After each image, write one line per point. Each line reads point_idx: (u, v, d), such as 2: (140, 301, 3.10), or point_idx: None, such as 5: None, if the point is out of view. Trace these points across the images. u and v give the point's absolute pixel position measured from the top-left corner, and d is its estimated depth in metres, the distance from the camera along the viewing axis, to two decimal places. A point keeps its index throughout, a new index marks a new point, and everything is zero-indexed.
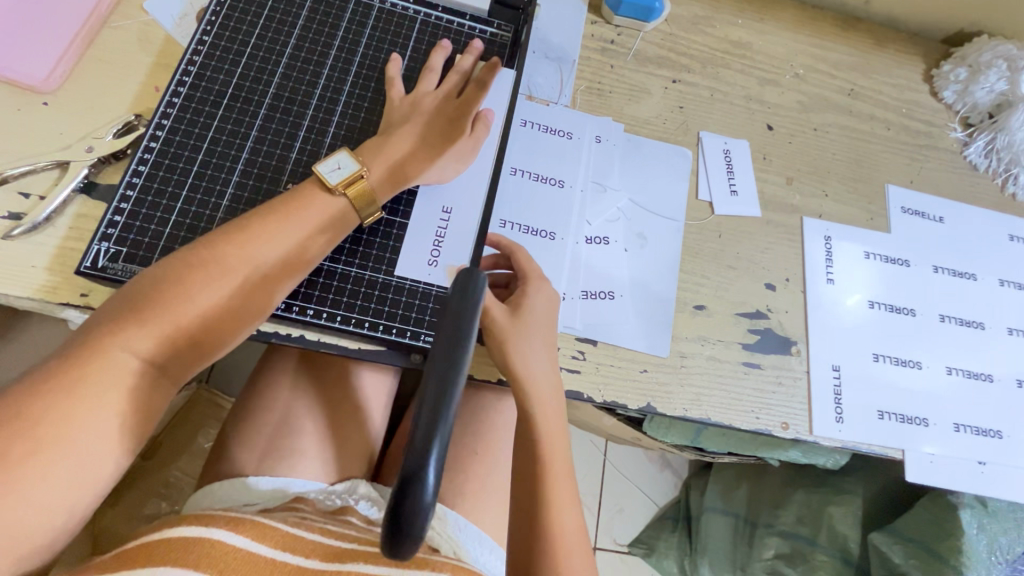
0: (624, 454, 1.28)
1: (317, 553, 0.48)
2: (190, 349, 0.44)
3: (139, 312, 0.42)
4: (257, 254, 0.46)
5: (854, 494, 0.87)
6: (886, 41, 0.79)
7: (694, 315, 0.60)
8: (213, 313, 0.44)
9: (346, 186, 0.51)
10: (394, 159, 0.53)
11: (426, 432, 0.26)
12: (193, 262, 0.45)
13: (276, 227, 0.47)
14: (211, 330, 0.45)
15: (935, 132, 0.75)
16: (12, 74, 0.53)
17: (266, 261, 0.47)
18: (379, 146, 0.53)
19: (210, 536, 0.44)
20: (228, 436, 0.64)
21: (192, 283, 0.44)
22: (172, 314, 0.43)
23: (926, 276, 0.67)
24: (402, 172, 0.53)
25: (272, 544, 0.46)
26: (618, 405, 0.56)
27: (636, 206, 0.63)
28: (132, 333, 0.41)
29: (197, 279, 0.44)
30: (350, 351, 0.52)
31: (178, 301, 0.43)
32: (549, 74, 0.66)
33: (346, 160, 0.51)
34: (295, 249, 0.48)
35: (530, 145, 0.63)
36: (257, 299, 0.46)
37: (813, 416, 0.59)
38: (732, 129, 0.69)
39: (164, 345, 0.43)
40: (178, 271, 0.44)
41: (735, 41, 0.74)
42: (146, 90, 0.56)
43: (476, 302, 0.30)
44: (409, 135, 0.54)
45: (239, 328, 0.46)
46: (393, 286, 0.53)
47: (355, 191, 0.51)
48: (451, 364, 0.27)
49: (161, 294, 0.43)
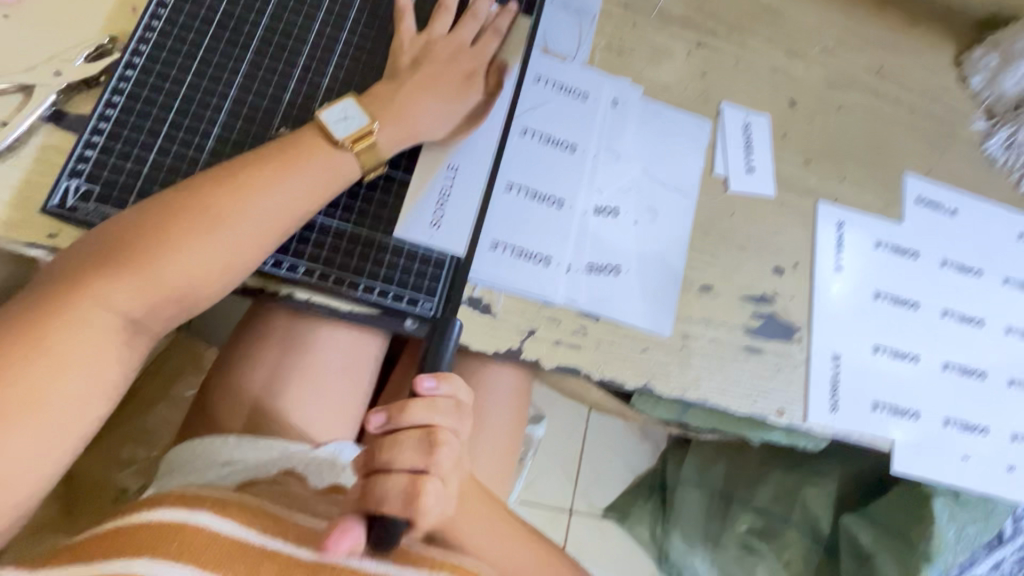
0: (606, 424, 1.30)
1: (315, 539, 0.41)
2: (173, 303, 0.42)
3: (120, 264, 0.40)
4: (249, 207, 0.43)
5: (830, 477, 0.89)
6: (919, 20, 0.75)
7: (700, 296, 0.59)
8: (199, 268, 0.41)
9: (353, 141, 0.47)
10: (409, 114, 0.50)
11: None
12: (179, 212, 0.41)
13: (270, 180, 0.44)
14: (196, 286, 0.42)
15: (959, 120, 0.73)
16: None
17: (259, 215, 0.43)
18: (393, 98, 0.49)
19: (191, 522, 0.39)
20: (211, 391, 0.62)
21: (178, 234, 0.41)
22: (155, 267, 0.40)
23: (933, 270, 0.66)
24: (415, 129, 0.50)
25: (261, 528, 0.41)
26: (615, 382, 0.55)
27: (649, 177, 0.60)
28: (111, 286, 0.39)
29: (183, 230, 0.41)
30: (342, 313, 0.49)
31: (161, 253, 0.40)
32: (567, 26, 0.61)
33: (353, 111, 0.48)
34: (290, 205, 0.44)
35: (542, 105, 0.58)
36: (246, 256, 0.43)
37: (809, 403, 0.59)
38: (753, 102, 0.66)
39: (146, 299, 0.40)
40: (162, 220, 0.41)
41: (765, 6, 0.69)
42: (122, 9, 0.50)
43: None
44: (427, 90, 0.51)
45: (227, 285, 0.43)
46: (391, 247, 0.50)
47: (362, 148, 0.48)
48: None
49: (143, 245, 0.40)
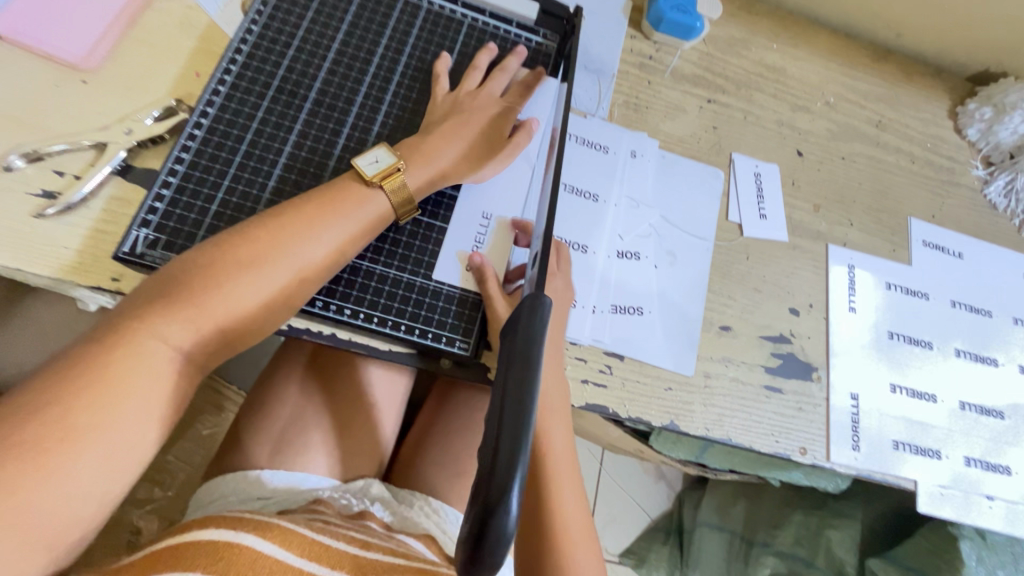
0: (620, 464, 1.29)
1: (346, 565, 0.47)
2: (218, 337, 0.44)
3: (175, 300, 0.42)
4: (295, 248, 0.46)
5: (854, 518, 0.88)
6: (914, 76, 0.80)
7: (719, 335, 0.61)
8: (247, 305, 0.44)
9: (382, 178, 0.51)
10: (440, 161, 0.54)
11: (509, 455, 0.28)
12: (231, 252, 0.44)
13: (315, 223, 0.47)
14: (242, 320, 0.45)
15: (958, 168, 0.76)
16: (51, 49, 0.52)
17: (304, 256, 0.46)
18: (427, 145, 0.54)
19: (239, 542, 0.43)
20: (242, 427, 0.63)
21: (229, 272, 0.44)
22: (206, 303, 0.43)
23: (943, 310, 0.69)
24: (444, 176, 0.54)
25: (300, 552, 0.45)
26: (641, 421, 0.56)
27: (668, 223, 0.63)
28: (166, 320, 0.42)
29: (233, 269, 0.44)
30: (381, 352, 0.52)
31: (213, 290, 0.43)
32: (588, 86, 0.67)
33: (383, 155, 0.52)
34: (333, 246, 0.47)
35: (566, 157, 0.63)
36: (289, 292, 0.46)
37: (831, 442, 0.60)
38: (762, 153, 0.70)
39: (196, 333, 0.43)
40: (215, 259, 0.44)
41: (770, 65, 0.75)
42: (186, 74, 0.55)
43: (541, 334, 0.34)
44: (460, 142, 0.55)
45: (270, 320, 0.46)
46: (431, 290, 0.53)
47: (390, 183, 0.51)
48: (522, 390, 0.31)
49: (197, 282, 0.43)
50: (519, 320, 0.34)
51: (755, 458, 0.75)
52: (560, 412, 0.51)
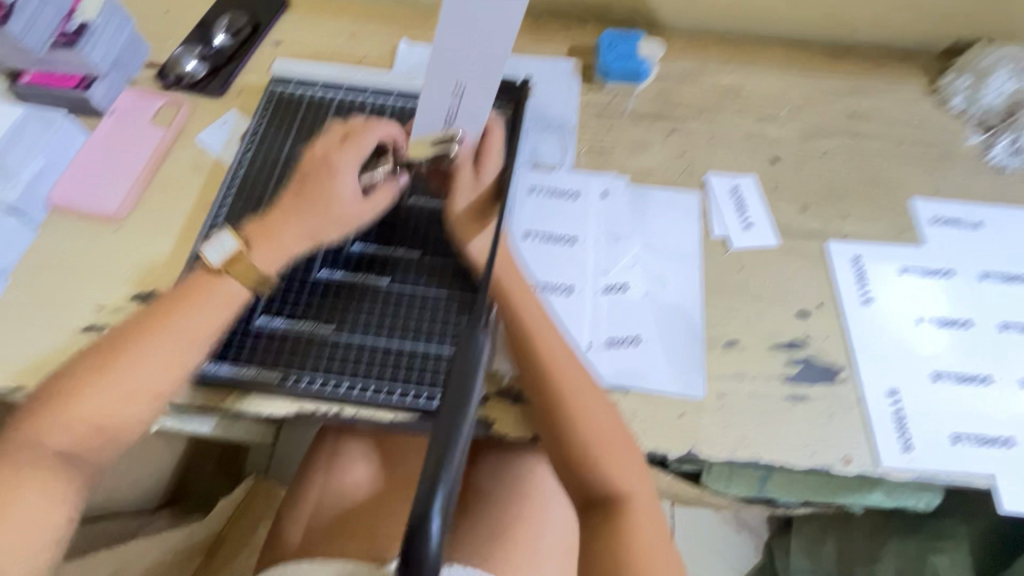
0: (692, 516, 1.19)
1: None
2: (97, 435, 0.47)
3: (46, 411, 0.46)
4: (148, 346, 0.48)
5: (960, 538, 0.77)
6: (880, 63, 0.80)
7: (727, 351, 0.59)
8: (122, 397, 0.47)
9: (228, 263, 0.53)
10: (314, 204, 0.54)
11: (429, 488, 0.29)
12: (94, 361, 0.48)
13: (168, 317, 0.50)
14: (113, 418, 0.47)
15: (952, 139, 0.74)
16: (92, 209, 0.62)
17: (160, 349, 0.49)
18: (265, 228, 0.54)
19: None
20: (281, 518, 0.68)
21: (94, 382, 0.47)
22: (70, 408, 0.46)
23: (975, 284, 0.64)
24: (322, 230, 0.55)
25: None
26: (658, 453, 0.54)
27: (651, 251, 0.64)
28: (45, 431, 0.46)
29: (94, 376, 0.47)
30: (386, 425, 0.52)
31: (79, 395, 0.47)
32: (551, 142, 0.71)
33: (227, 239, 0.54)
34: (188, 333, 0.50)
35: (539, 210, 0.66)
36: (154, 385, 0.48)
37: (877, 447, 0.55)
38: (736, 166, 0.71)
39: (71, 436, 0.46)
40: (80, 371, 0.48)
41: (727, 86, 0.77)
42: (199, 206, 0.64)
43: (474, 375, 0.34)
44: (349, 162, 0.55)
45: (142, 413, 0.48)
46: (421, 352, 0.54)
47: (234, 266, 0.53)
48: (450, 429, 0.31)
49: (61, 393, 0.47)
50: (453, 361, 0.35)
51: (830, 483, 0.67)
52: (594, 398, 0.51)
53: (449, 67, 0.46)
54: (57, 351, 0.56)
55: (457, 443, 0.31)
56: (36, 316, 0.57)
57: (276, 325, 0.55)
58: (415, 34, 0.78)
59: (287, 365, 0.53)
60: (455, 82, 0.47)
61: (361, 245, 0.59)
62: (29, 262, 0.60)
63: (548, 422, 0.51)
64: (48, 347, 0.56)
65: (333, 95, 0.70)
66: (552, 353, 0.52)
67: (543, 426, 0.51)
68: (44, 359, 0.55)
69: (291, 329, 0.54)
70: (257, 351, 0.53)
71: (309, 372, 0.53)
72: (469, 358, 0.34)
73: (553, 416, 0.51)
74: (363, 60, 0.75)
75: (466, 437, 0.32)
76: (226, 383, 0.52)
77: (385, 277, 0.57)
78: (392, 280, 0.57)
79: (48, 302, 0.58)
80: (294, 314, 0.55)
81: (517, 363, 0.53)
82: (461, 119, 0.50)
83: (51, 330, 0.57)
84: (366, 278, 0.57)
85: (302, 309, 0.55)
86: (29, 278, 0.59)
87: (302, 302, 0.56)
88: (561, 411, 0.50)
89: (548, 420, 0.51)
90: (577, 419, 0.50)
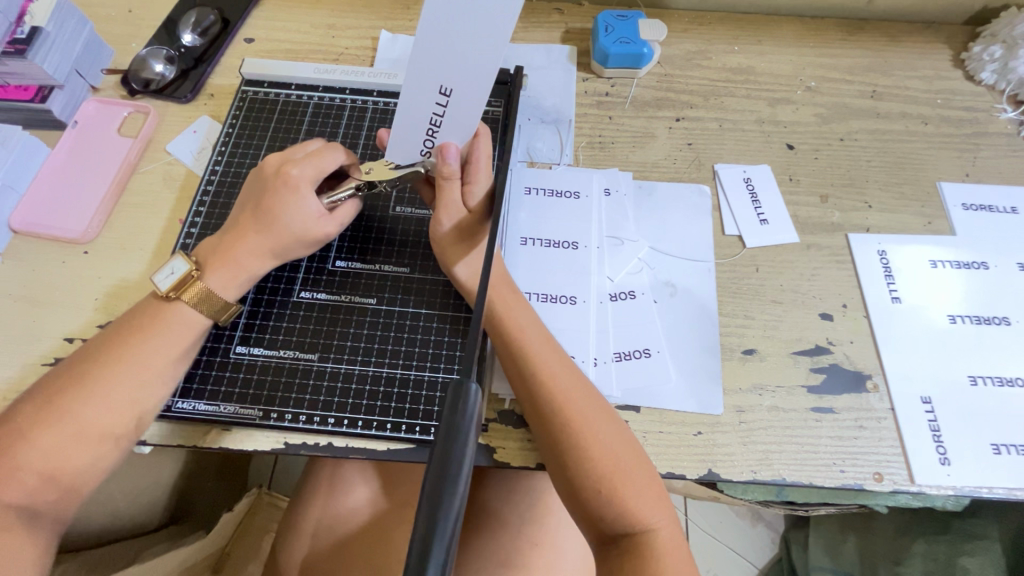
0: (706, 512, 1.16)
1: None
2: (54, 483, 0.43)
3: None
4: (105, 383, 0.45)
5: (990, 539, 0.74)
6: (901, 36, 0.73)
7: (744, 361, 0.54)
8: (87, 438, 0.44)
9: (178, 289, 0.49)
10: (271, 224, 0.51)
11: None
12: (44, 403, 0.44)
13: (128, 350, 0.46)
14: (71, 463, 0.43)
15: (982, 117, 0.68)
16: (57, 231, 0.58)
17: (121, 387, 0.45)
18: (225, 249, 0.51)
19: None
20: (278, 547, 0.64)
21: (47, 428, 0.43)
22: (19, 457, 0.42)
23: (1012, 277, 0.59)
24: (283, 251, 0.52)
25: None
26: (675, 476, 0.50)
27: (658, 254, 0.59)
28: None
29: (47, 419, 0.43)
30: (379, 454, 0.49)
31: (30, 441, 0.43)
32: (547, 137, 0.66)
33: (179, 264, 0.50)
34: (150, 366, 0.46)
35: (536, 213, 0.61)
36: (117, 426, 0.45)
37: (911, 461, 0.51)
38: (748, 156, 0.65)
39: (25, 488, 0.42)
40: (31, 415, 0.43)
41: (735, 68, 0.71)
42: (171, 223, 0.60)
43: (469, 428, 0.26)
44: (308, 179, 0.51)
45: (103, 456, 0.45)
46: (413, 380, 0.51)
47: (187, 292, 0.49)
48: (437, 504, 0.24)
49: (8, 440, 0.42)
50: (441, 413, 0.26)
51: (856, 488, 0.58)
52: (599, 414, 0.47)
53: (431, 71, 0.39)
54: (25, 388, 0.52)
55: (447, 523, 0.23)
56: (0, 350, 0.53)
57: (256, 354, 0.52)
58: (396, 24, 0.72)
59: (269, 398, 0.50)
60: (438, 87, 0.40)
61: (345, 264, 0.56)
62: None
63: (560, 454, 0.46)
64: (16, 383, 0.52)
65: (310, 97, 0.66)
66: (547, 369, 0.48)
67: (554, 460, 0.47)
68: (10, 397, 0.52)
69: (272, 358, 0.52)
70: (237, 384, 0.51)
71: (293, 404, 0.50)
72: (461, 405, 0.26)
73: (563, 448, 0.46)
74: (342, 56, 0.70)
75: (459, 510, 0.24)
76: (208, 420, 0.49)
77: (371, 298, 0.55)
78: (378, 301, 0.55)
79: (13, 334, 0.54)
80: (275, 342, 0.53)
81: (522, 393, 0.49)
82: (445, 129, 0.44)
83: (17, 365, 0.53)
84: (351, 300, 0.55)
85: (283, 337, 0.53)
86: None
87: (284, 329, 0.53)
88: (564, 431, 0.46)
89: (557, 453, 0.46)
90: (582, 439, 0.46)
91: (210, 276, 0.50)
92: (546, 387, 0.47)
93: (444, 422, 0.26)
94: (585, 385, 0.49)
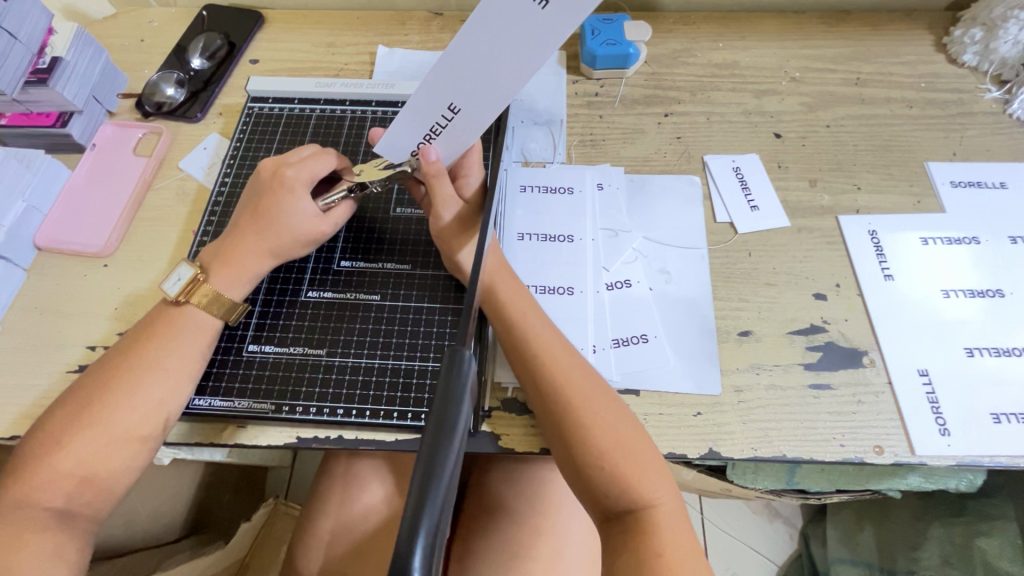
0: (722, 509, 1.15)
1: None
2: (89, 486, 0.45)
3: (30, 470, 0.44)
4: (133, 393, 0.47)
5: (1006, 518, 0.73)
6: (883, 25, 0.75)
7: (741, 343, 0.56)
8: (112, 441, 0.46)
9: (187, 294, 0.51)
10: (272, 224, 0.53)
11: (409, 538, 0.23)
12: (75, 411, 0.46)
13: (152, 359, 0.48)
14: (102, 464, 0.45)
15: (966, 98, 0.69)
16: (78, 247, 0.61)
17: (146, 394, 0.47)
18: (225, 254, 0.53)
19: None
20: (294, 550, 0.66)
21: (76, 432, 0.45)
22: (55, 463, 0.45)
23: (1003, 250, 0.59)
24: (269, 240, 0.53)
25: None
26: (676, 456, 0.51)
27: (652, 243, 0.61)
28: (36, 488, 0.44)
29: (78, 427, 0.45)
30: (387, 445, 0.51)
31: (64, 446, 0.45)
32: (540, 137, 0.68)
33: (184, 270, 0.52)
34: (174, 373, 0.49)
35: (532, 208, 0.63)
36: (144, 428, 0.47)
37: (910, 432, 0.51)
38: (737, 146, 0.67)
39: (61, 490, 0.44)
40: (60, 423, 0.46)
41: (721, 63, 0.73)
42: (185, 235, 0.63)
43: (463, 388, 0.28)
44: (302, 180, 0.54)
45: (134, 458, 0.47)
46: (417, 371, 0.53)
47: (195, 296, 0.51)
48: (435, 458, 0.25)
49: (44, 447, 0.45)
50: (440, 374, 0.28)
51: (859, 468, 0.58)
52: (601, 393, 0.49)
53: (451, 88, 0.41)
54: (50, 395, 0.55)
55: (443, 472, 0.25)
56: (27, 360, 0.56)
57: (268, 352, 0.54)
58: (393, 39, 0.76)
59: (281, 392, 0.52)
60: (449, 104, 0.43)
61: (350, 264, 0.59)
62: (17, 305, 0.59)
63: (562, 436, 0.47)
64: (40, 391, 0.55)
65: (312, 110, 0.69)
66: (547, 351, 0.50)
67: (556, 439, 0.48)
68: (38, 404, 0.54)
69: (283, 354, 0.54)
70: (249, 380, 0.53)
71: (303, 398, 0.52)
72: (457, 367, 0.28)
73: (565, 428, 0.47)
74: (342, 71, 0.74)
75: (454, 464, 0.25)
76: (223, 416, 0.52)
77: (376, 295, 0.57)
78: (382, 296, 0.57)
79: (39, 344, 0.57)
80: (285, 340, 0.55)
81: (523, 378, 0.50)
82: (444, 139, 0.46)
83: (42, 374, 0.55)
84: (357, 296, 0.57)
85: (293, 335, 0.55)
86: (18, 321, 0.58)
87: (293, 327, 0.56)
88: (566, 412, 0.48)
89: (560, 433, 0.48)
90: (583, 417, 0.47)
91: (214, 278, 0.52)
92: (546, 369, 0.49)
93: (442, 382, 0.27)
94: (585, 366, 0.50)
